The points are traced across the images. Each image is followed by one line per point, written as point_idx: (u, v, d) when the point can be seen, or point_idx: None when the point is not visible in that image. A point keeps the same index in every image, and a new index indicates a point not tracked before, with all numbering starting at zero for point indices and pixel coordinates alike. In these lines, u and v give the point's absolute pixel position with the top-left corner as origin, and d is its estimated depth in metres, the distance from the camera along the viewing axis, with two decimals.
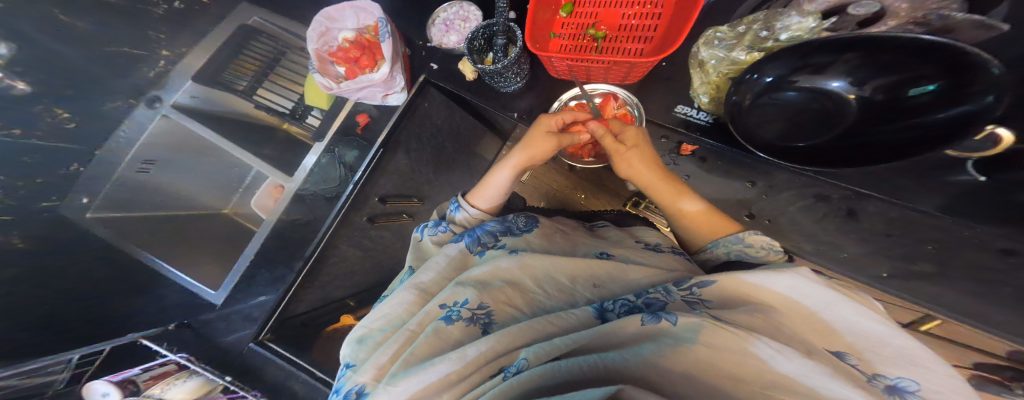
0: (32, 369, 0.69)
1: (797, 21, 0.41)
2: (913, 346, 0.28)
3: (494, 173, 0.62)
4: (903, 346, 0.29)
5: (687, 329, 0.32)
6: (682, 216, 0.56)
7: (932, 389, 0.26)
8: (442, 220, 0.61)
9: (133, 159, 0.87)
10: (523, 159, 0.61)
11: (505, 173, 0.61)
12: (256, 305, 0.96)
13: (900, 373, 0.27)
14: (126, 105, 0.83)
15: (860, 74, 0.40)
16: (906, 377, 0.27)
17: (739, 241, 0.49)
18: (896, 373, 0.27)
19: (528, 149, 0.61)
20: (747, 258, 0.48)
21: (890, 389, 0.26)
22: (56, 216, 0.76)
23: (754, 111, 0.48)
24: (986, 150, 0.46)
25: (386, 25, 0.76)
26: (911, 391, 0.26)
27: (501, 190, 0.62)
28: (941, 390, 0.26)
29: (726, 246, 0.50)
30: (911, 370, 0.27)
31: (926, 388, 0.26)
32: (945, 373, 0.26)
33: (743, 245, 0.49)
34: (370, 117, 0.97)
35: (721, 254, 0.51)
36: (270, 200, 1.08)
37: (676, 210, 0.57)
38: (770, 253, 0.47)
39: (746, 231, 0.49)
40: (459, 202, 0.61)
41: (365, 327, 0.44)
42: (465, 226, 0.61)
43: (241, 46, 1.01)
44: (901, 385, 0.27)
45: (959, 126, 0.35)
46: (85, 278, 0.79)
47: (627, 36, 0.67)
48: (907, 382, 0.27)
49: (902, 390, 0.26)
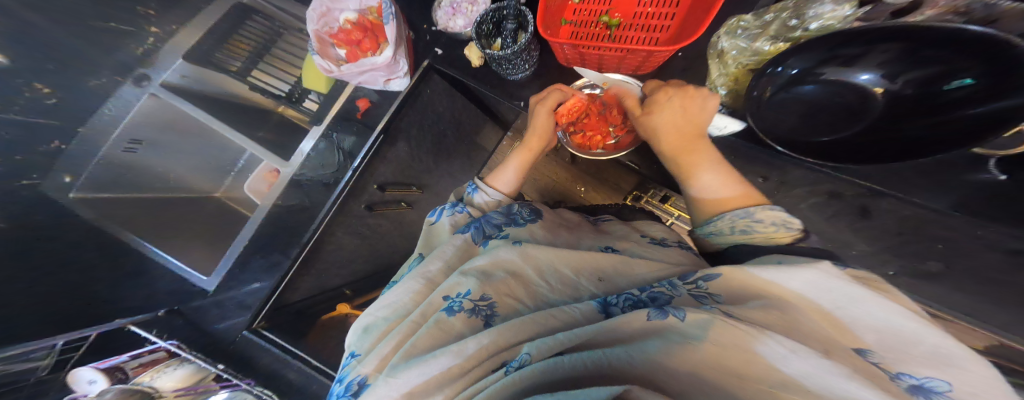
0: (15, 354, 0.67)
1: (831, 9, 0.40)
2: (950, 346, 0.27)
3: (510, 158, 0.64)
4: (938, 346, 0.28)
5: (695, 326, 0.30)
6: (699, 185, 0.50)
7: (965, 391, 0.25)
8: (459, 201, 0.59)
9: (119, 139, 0.82)
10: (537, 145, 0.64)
11: (520, 155, 0.63)
12: (250, 292, 0.96)
13: (930, 372, 0.26)
14: (110, 82, 0.79)
15: (892, 67, 0.39)
16: (935, 377, 0.26)
17: (746, 215, 0.45)
18: (924, 372, 0.26)
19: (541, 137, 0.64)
20: (753, 233, 0.45)
21: (915, 389, 0.26)
22: (36, 195, 0.73)
23: (772, 106, 0.47)
24: (1012, 147, 0.44)
25: (390, 6, 0.73)
26: (939, 392, 0.25)
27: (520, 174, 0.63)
28: (976, 392, 0.24)
29: (732, 220, 0.46)
30: (943, 370, 0.26)
31: (958, 389, 0.25)
32: (985, 374, 0.25)
33: (751, 219, 0.45)
34: (370, 102, 0.95)
35: (723, 228, 0.47)
36: (265, 184, 1.04)
37: (704, 180, 0.49)
38: (780, 230, 0.43)
39: (760, 205, 0.44)
40: (477, 184, 0.60)
41: (372, 315, 0.43)
42: (485, 209, 0.59)
43: (236, 25, 0.97)
44: (928, 385, 0.26)
45: (995, 122, 0.34)
46: (70, 263, 0.77)
47: (642, 25, 0.65)
48: (936, 383, 0.26)
49: (928, 390, 0.26)
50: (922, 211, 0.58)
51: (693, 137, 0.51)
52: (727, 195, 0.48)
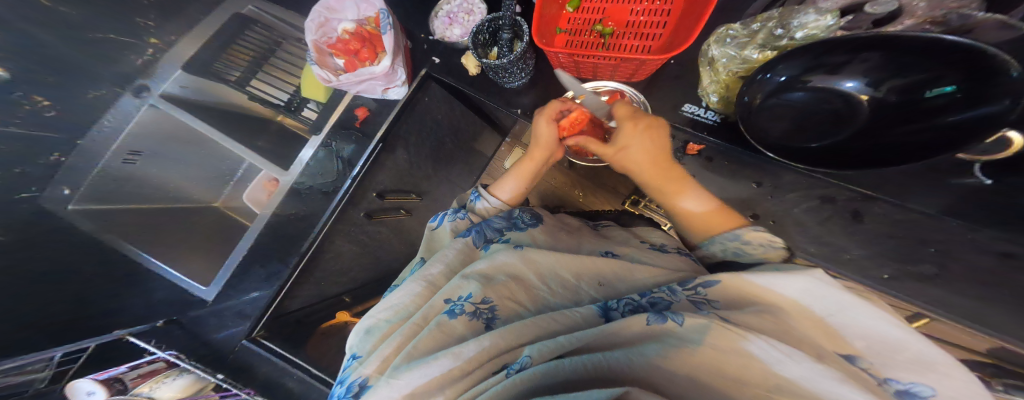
0: (11, 367, 0.66)
1: (814, 18, 0.41)
2: (932, 352, 0.28)
3: (517, 167, 0.63)
4: (923, 351, 0.29)
5: (693, 330, 0.31)
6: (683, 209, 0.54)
7: (947, 395, 0.27)
8: (462, 208, 0.60)
9: (118, 150, 0.82)
10: (543, 154, 0.62)
11: (528, 166, 0.62)
12: (248, 301, 0.96)
13: (912, 377, 0.28)
14: (110, 93, 0.79)
15: (876, 74, 0.40)
16: (920, 383, 0.28)
17: (735, 237, 0.48)
18: (908, 377, 0.28)
19: (545, 147, 0.62)
20: (743, 256, 0.47)
21: (899, 395, 0.28)
22: (36, 209, 0.74)
23: (764, 111, 0.48)
24: (998, 152, 0.47)
25: (389, 16, 0.74)
26: (922, 396, 0.27)
27: (524, 184, 0.62)
28: (957, 396, 0.26)
29: (722, 242, 0.49)
30: (927, 375, 0.28)
31: (941, 394, 0.27)
32: (964, 379, 0.27)
33: (740, 241, 0.48)
34: (369, 110, 0.96)
35: (716, 250, 0.50)
36: (264, 193, 1.05)
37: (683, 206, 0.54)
38: (769, 251, 0.45)
39: (745, 228, 0.47)
40: (480, 193, 0.61)
41: (374, 317, 0.44)
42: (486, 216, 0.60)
43: (235, 35, 0.98)
44: (913, 390, 0.28)
45: (972, 133, 0.36)
46: (69, 274, 0.77)
47: (635, 33, 0.66)
48: (921, 387, 0.28)
49: (912, 394, 0.28)
50: (913, 215, 0.59)
51: (665, 164, 0.55)
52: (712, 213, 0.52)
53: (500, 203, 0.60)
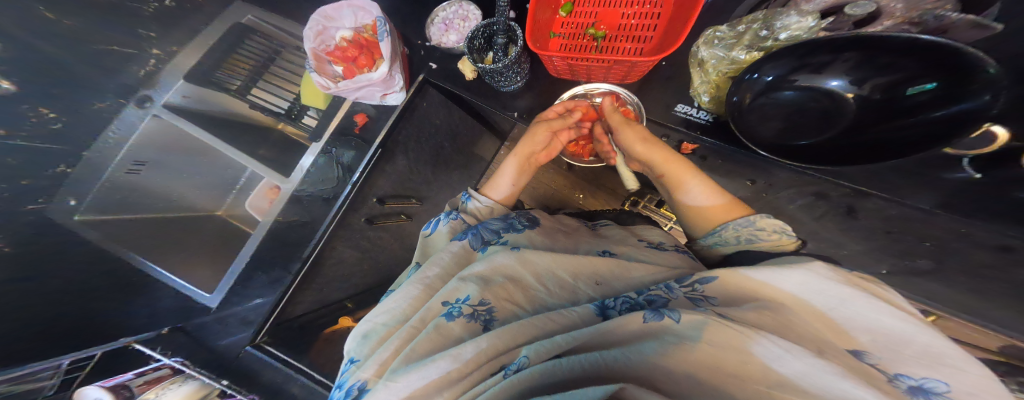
0: (19, 375, 0.68)
1: (796, 20, 0.42)
2: (939, 345, 0.28)
3: (503, 165, 0.65)
4: (928, 344, 0.29)
5: (690, 327, 0.32)
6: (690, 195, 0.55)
7: (963, 391, 0.26)
8: (453, 209, 0.61)
9: (124, 161, 0.84)
10: (529, 149, 0.65)
11: (511, 161, 0.65)
12: (254, 307, 0.96)
13: (925, 372, 0.27)
14: (115, 104, 0.81)
15: (859, 73, 0.42)
16: (931, 378, 0.27)
17: (749, 224, 0.48)
18: (920, 373, 0.27)
19: (530, 143, 0.65)
20: (758, 242, 0.48)
21: (912, 390, 0.27)
22: (42, 219, 0.75)
23: (754, 110, 0.50)
24: (982, 146, 0.48)
25: (385, 23, 0.75)
26: (936, 392, 0.26)
27: (511, 180, 0.64)
28: (973, 391, 0.25)
29: (736, 229, 0.49)
30: (940, 369, 0.27)
31: (956, 389, 0.26)
32: (976, 372, 0.26)
33: (754, 227, 0.48)
34: (368, 116, 0.98)
35: (729, 238, 0.50)
36: (266, 201, 1.06)
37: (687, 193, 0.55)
38: (781, 236, 0.47)
39: (756, 214, 0.48)
40: (470, 193, 0.62)
41: (370, 322, 0.44)
42: (477, 215, 0.60)
43: (234, 46, 0.99)
44: (927, 386, 0.27)
45: (957, 126, 0.36)
46: (77, 284, 0.79)
47: (627, 36, 0.67)
48: (934, 383, 0.27)
49: (926, 391, 0.27)
50: (905, 210, 0.61)
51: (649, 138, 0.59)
52: (719, 206, 0.52)
53: (492, 202, 0.61)
